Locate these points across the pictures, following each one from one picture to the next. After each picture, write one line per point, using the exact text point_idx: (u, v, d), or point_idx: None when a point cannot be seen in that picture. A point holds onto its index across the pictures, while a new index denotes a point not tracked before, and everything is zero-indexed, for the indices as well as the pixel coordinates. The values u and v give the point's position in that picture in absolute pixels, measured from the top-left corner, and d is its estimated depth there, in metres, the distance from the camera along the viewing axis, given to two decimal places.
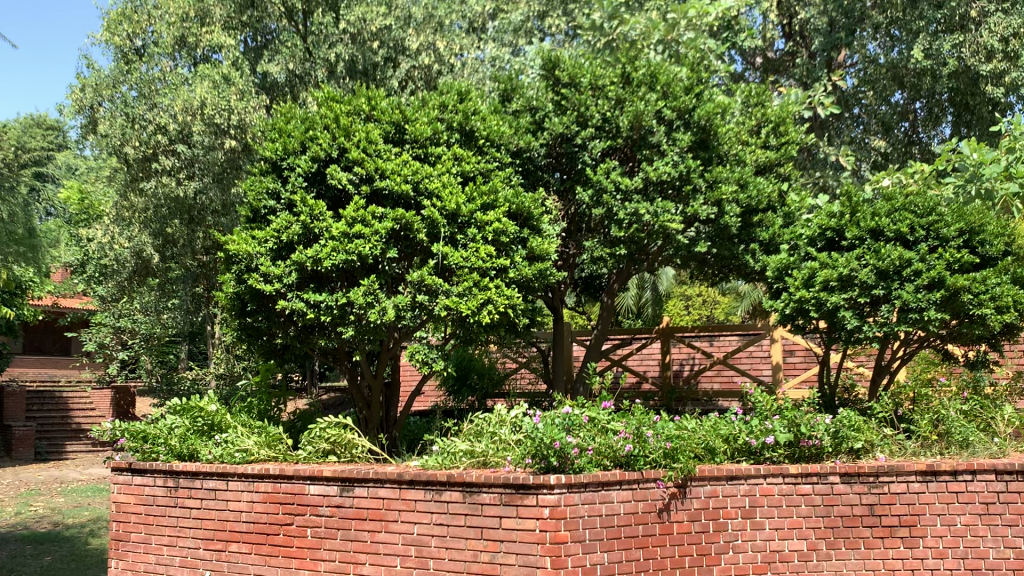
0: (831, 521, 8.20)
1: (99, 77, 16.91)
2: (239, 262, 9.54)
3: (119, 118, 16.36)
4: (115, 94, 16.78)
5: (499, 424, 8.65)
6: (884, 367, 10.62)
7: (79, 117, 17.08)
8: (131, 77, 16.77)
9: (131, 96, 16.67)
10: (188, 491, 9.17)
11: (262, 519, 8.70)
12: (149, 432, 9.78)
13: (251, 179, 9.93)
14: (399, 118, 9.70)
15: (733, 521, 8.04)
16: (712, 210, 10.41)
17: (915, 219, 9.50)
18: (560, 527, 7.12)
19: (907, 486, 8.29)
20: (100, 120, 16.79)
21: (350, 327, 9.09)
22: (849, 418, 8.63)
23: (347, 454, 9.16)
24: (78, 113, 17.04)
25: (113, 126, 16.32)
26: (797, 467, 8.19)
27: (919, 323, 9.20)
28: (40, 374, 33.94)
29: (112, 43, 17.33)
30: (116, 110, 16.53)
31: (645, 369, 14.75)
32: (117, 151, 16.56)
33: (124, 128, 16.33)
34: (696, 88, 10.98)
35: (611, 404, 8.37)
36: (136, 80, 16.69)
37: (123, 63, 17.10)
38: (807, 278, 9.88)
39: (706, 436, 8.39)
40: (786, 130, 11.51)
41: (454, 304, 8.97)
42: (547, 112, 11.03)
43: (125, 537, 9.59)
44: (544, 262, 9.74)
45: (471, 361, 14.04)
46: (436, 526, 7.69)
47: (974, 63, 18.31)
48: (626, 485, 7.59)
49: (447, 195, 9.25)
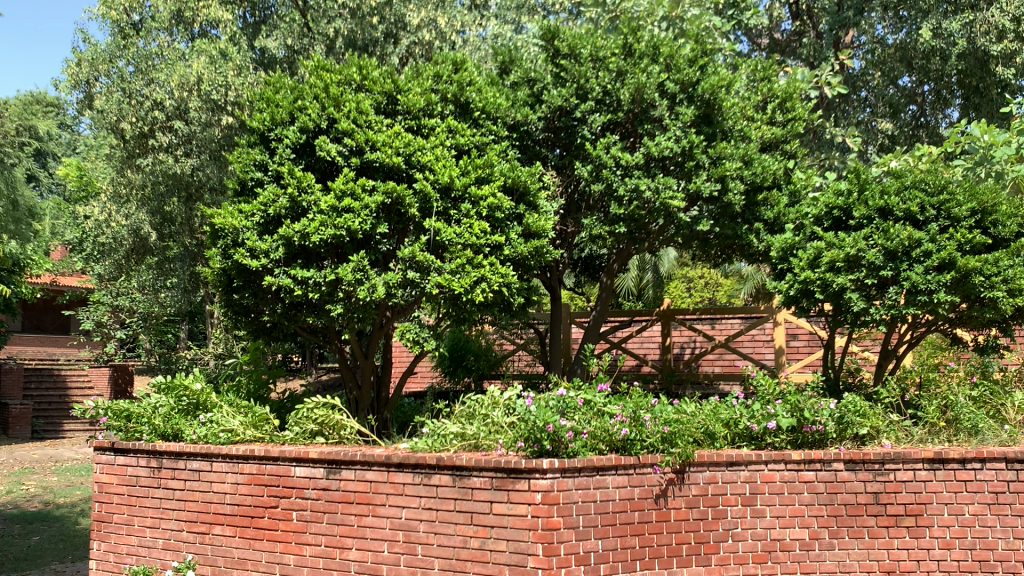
0: (835, 509, 7.93)
1: (95, 51, 16.57)
2: (226, 236, 9.21)
3: (116, 93, 16.15)
4: (111, 70, 16.41)
5: (492, 407, 8.34)
6: (891, 352, 10.31)
7: (76, 92, 16.74)
8: (127, 52, 16.49)
9: (128, 71, 16.36)
10: (171, 472, 8.95)
11: (247, 501, 8.46)
12: (133, 411, 9.53)
13: (238, 151, 9.60)
14: (391, 88, 9.36)
15: (733, 508, 7.76)
16: (715, 187, 10.05)
17: (926, 198, 9.14)
18: (552, 513, 6.85)
19: (914, 474, 8.01)
20: (97, 96, 16.48)
21: (339, 304, 8.80)
22: (854, 403, 8.32)
23: (335, 436, 8.87)
24: (75, 88, 16.74)
25: (110, 102, 16.12)
26: (800, 453, 7.90)
27: (928, 305, 8.88)
28: (40, 352, 33.76)
29: (109, 17, 16.98)
30: (114, 86, 16.29)
31: (645, 352, 14.49)
32: (114, 127, 16.35)
33: (120, 103, 16.13)
34: (700, 60, 10.61)
35: (607, 387, 8.05)
36: (133, 55, 16.42)
37: (120, 38, 16.82)
38: (813, 258, 9.56)
39: (706, 421, 8.12)
40: (793, 106, 11.10)
41: (446, 282, 8.63)
42: (546, 84, 10.67)
43: (106, 518, 9.35)
44: (541, 239, 9.40)
45: (467, 342, 13.86)
46: (425, 511, 7.42)
47: (985, 43, 17.83)
48: (622, 470, 7.32)
49: (441, 167, 8.91)
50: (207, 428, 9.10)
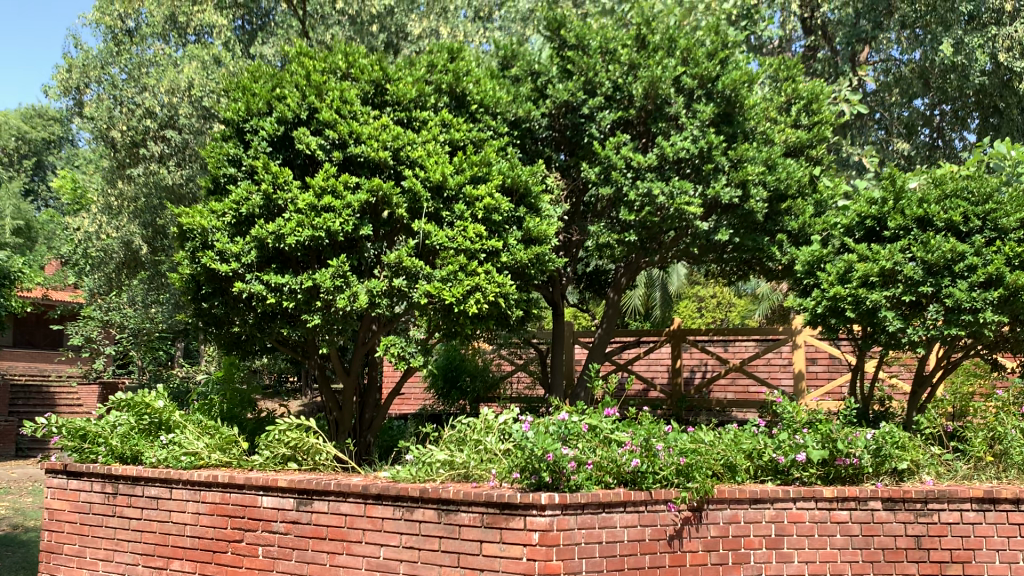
0: (871, 554, 6.96)
1: (87, 57, 15.86)
2: (194, 238, 8.35)
3: (106, 101, 15.37)
4: (102, 77, 15.68)
5: (485, 432, 7.41)
6: (925, 378, 9.25)
7: (67, 99, 16.13)
8: (119, 59, 15.65)
9: (120, 79, 15.53)
10: (128, 499, 8.04)
11: (208, 534, 7.51)
12: (89, 430, 8.61)
13: (210, 146, 8.76)
14: (379, 76, 8.55)
15: (756, 551, 6.79)
16: (736, 192, 9.19)
17: (969, 206, 8.21)
18: (551, 556, 5.91)
19: (961, 516, 7.07)
20: (88, 103, 15.80)
21: (317, 315, 7.94)
22: (893, 434, 7.39)
23: (309, 462, 7.94)
24: (65, 95, 16.11)
25: (100, 110, 15.32)
26: (833, 490, 6.95)
27: (972, 326, 7.97)
28: (30, 369, 32.80)
29: (103, 23, 16.38)
30: (105, 94, 15.48)
31: (653, 375, 13.55)
32: (103, 135, 15.53)
33: (111, 111, 15.33)
34: (721, 53, 9.72)
35: (615, 411, 7.09)
36: (126, 62, 15.55)
37: (113, 45, 16.11)
38: (843, 273, 8.67)
39: (727, 451, 7.18)
40: (819, 109, 10.27)
41: (437, 290, 7.76)
42: (551, 78, 9.90)
43: (56, 548, 8.41)
44: (543, 246, 8.51)
45: (463, 361, 12.99)
46: (406, 550, 6.48)
47: (1009, 59, 16.98)
48: (631, 507, 6.39)
49: (432, 163, 8.05)
50: (167, 451, 8.20)
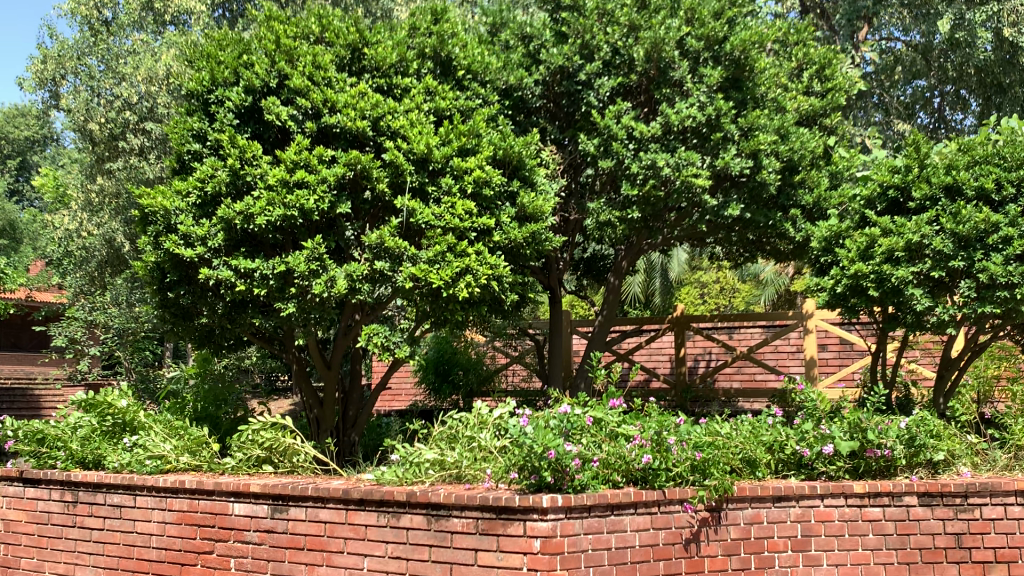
0: (907, 555, 6.28)
1: (62, 47, 15.06)
2: (157, 221, 7.67)
3: (83, 92, 14.61)
4: (79, 67, 14.93)
5: (479, 428, 6.75)
6: (951, 361, 8.53)
7: (42, 91, 15.27)
8: (96, 49, 14.91)
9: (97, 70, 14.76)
10: (89, 508, 7.31)
11: (176, 545, 6.80)
12: (48, 433, 7.91)
13: (176, 122, 8.12)
14: (356, 39, 7.88)
15: (781, 554, 6.09)
16: (747, 163, 8.55)
17: (1002, 173, 7.54)
18: (556, 565, 5.24)
19: (1005, 511, 6.43)
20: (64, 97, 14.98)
21: (291, 302, 7.25)
22: (928, 423, 6.74)
23: (286, 464, 7.28)
24: (40, 87, 15.25)
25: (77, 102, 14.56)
26: (864, 486, 6.26)
27: (1008, 303, 7.31)
28: (15, 372, 31.89)
29: (78, 13, 15.56)
30: (81, 85, 14.70)
31: (656, 365, 12.86)
32: (80, 129, 14.77)
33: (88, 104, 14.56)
34: (727, 13, 9.08)
35: (621, 403, 6.41)
36: (103, 52, 14.83)
37: (91, 35, 15.31)
38: (864, 248, 8.01)
39: (746, 445, 6.51)
40: (833, 75, 9.64)
41: (423, 273, 7.07)
42: (544, 42, 9.26)
43: (13, 563, 7.70)
44: (539, 223, 7.84)
45: (456, 354, 12.32)
46: (392, 561, 5.79)
47: (1016, 35, 16.21)
48: (643, 509, 5.73)
49: (416, 134, 7.39)
50: (131, 454, 7.50)
